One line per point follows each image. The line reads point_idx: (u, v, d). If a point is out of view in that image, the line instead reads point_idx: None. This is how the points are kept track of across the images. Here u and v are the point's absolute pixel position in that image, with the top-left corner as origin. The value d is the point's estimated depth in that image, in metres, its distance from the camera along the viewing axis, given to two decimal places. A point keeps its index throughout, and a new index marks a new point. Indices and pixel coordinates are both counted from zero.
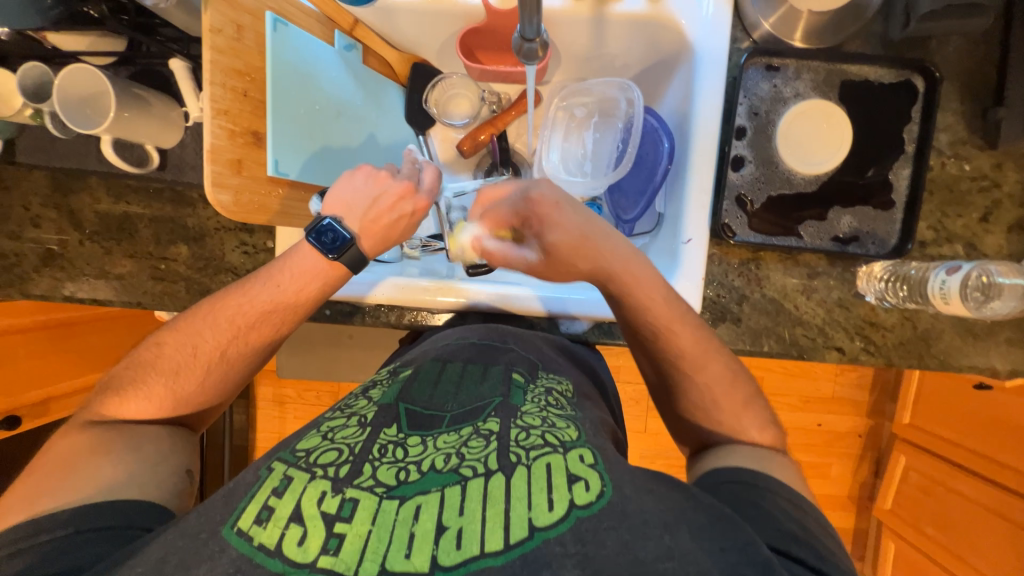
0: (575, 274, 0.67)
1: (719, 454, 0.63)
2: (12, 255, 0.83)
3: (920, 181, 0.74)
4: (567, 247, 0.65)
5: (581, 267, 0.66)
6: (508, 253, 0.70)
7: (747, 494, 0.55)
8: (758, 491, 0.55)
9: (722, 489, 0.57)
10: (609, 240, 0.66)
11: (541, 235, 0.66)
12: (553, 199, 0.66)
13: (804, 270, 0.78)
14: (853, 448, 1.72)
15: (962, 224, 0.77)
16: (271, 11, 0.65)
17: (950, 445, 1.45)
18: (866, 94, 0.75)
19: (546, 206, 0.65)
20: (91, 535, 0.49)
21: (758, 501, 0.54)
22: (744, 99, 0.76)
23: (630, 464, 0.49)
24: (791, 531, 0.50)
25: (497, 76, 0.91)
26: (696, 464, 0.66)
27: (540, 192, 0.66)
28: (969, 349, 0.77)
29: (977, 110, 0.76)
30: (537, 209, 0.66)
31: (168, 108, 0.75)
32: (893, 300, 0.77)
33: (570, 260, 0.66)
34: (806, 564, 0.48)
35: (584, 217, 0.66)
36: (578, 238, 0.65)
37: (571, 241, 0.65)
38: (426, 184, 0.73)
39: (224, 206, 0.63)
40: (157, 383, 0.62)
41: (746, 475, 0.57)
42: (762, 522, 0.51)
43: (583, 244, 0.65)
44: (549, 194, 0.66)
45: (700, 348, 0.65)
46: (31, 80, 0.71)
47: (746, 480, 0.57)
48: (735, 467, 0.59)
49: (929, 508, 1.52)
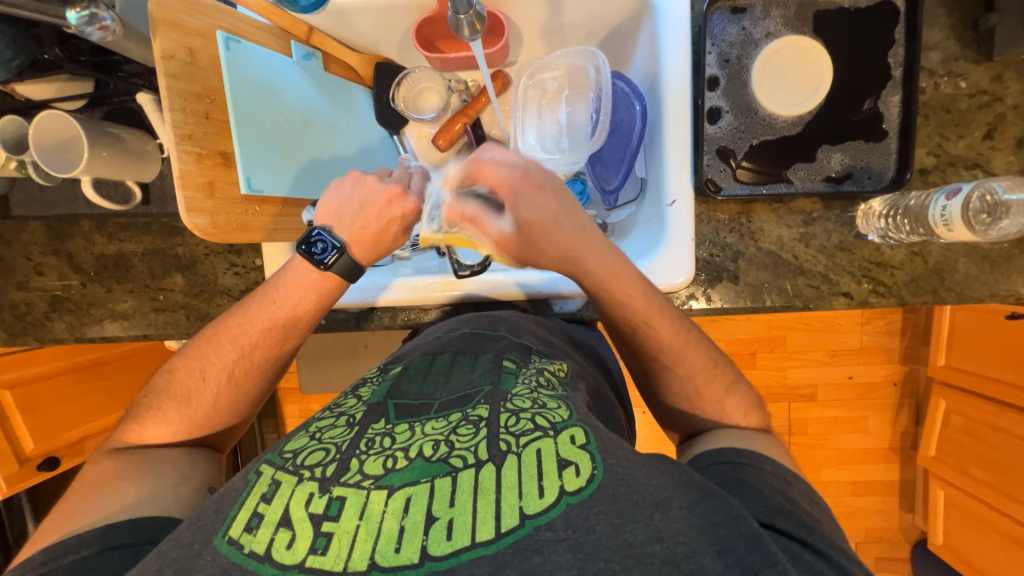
0: (541, 257, 0.66)
1: (707, 439, 0.63)
2: (22, 304, 0.86)
3: (913, 105, 0.70)
4: (538, 226, 0.64)
5: (549, 251, 0.65)
6: (480, 217, 0.67)
7: (736, 475, 0.54)
8: (743, 469, 0.55)
9: (711, 470, 0.56)
10: (578, 230, 0.64)
11: (516, 209, 0.64)
12: (537, 179, 0.64)
13: (799, 217, 0.75)
14: (889, 398, 1.66)
15: (965, 145, 0.73)
16: (221, 30, 0.65)
17: (989, 382, 1.39)
18: (844, 23, 0.71)
19: (527, 183, 0.63)
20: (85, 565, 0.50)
21: (748, 480, 0.53)
22: (712, 47, 0.73)
23: (621, 441, 0.48)
24: (777, 504, 0.50)
25: (461, 64, 0.90)
26: (688, 451, 0.65)
27: (528, 170, 0.64)
28: (986, 277, 0.73)
29: (967, 21, 0.71)
30: (516, 184, 0.64)
31: (143, 142, 0.77)
32: (898, 236, 0.73)
33: (540, 240, 0.64)
34: (798, 533, 0.47)
35: (565, 206, 0.64)
36: (552, 222, 0.63)
37: (543, 221, 0.63)
38: (414, 188, 0.71)
39: (202, 229, 0.65)
40: (171, 409, 0.64)
41: (733, 454, 0.57)
42: (752, 497, 0.50)
43: (553, 228, 0.63)
44: (536, 174, 0.64)
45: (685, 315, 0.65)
46: (11, 133, 0.73)
47: (731, 460, 0.56)
48: (722, 448, 0.59)
49: (979, 451, 1.44)
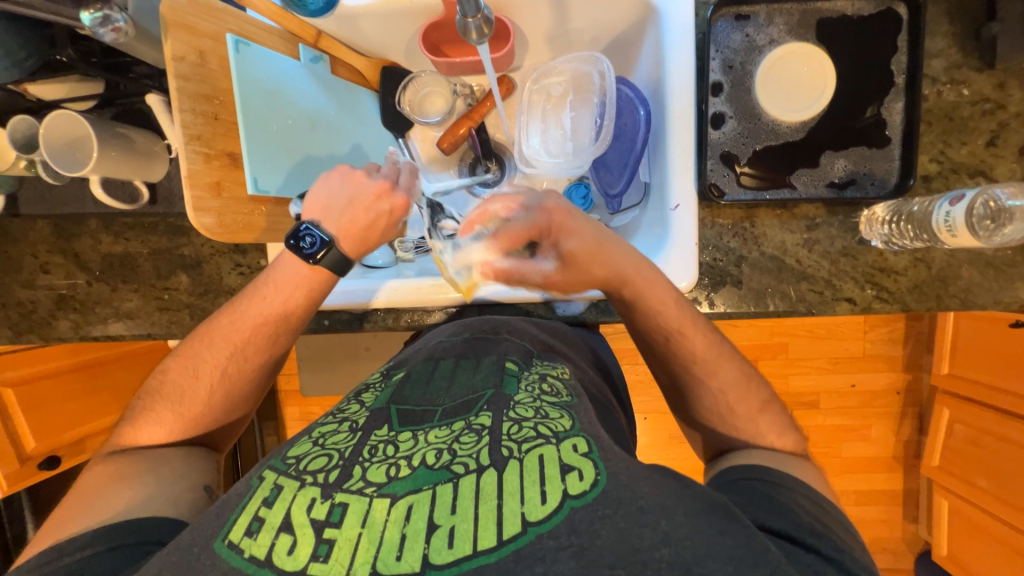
0: (591, 282, 0.68)
1: (739, 454, 0.62)
2: (27, 302, 0.87)
3: (915, 113, 0.70)
4: (583, 253, 0.66)
5: (597, 274, 0.67)
6: (523, 268, 0.69)
7: (768, 492, 0.54)
8: (773, 487, 0.54)
9: (739, 485, 0.56)
10: (620, 248, 0.66)
11: (558, 243, 0.67)
12: (565, 209, 0.67)
13: (803, 223, 0.75)
14: (893, 406, 1.65)
15: (968, 151, 0.73)
16: (231, 33, 0.66)
17: (993, 391, 1.38)
18: (848, 30, 0.72)
19: (560, 215, 0.67)
20: (85, 564, 0.50)
21: (771, 496, 0.53)
22: (716, 53, 0.74)
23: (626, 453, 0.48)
24: (807, 523, 0.49)
25: (466, 68, 0.91)
26: (714, 467, 0.65)
27: (555, 203, 0.67)
28: (991, 284, 0.73)
29: (970, 30, 0.72)
30: (550, 218, 0.67)
31: (152, 142, 0.78)
32: (902, 243, 0.73)
33: (587, 267, 0.67)
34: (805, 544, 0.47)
35: (597, 226, 0.67)
36: (592, 245, 0.66)
37: (585, 248, 0.66)
38: (402, 184, 0.71)
39: (209, 228, 0.65)
40: (165, 409, 0.64)
41: (762, 472, 0.57)
42: (780, 512, 0.50)
43: (598, 251, 0.66)
44: (561, 205, 0.68)
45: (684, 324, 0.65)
46: (21, 133, 0.74)
47: (760, 477, 0.56)
48: (752, 465, 0.59)
49: (983, 461, 1.43)
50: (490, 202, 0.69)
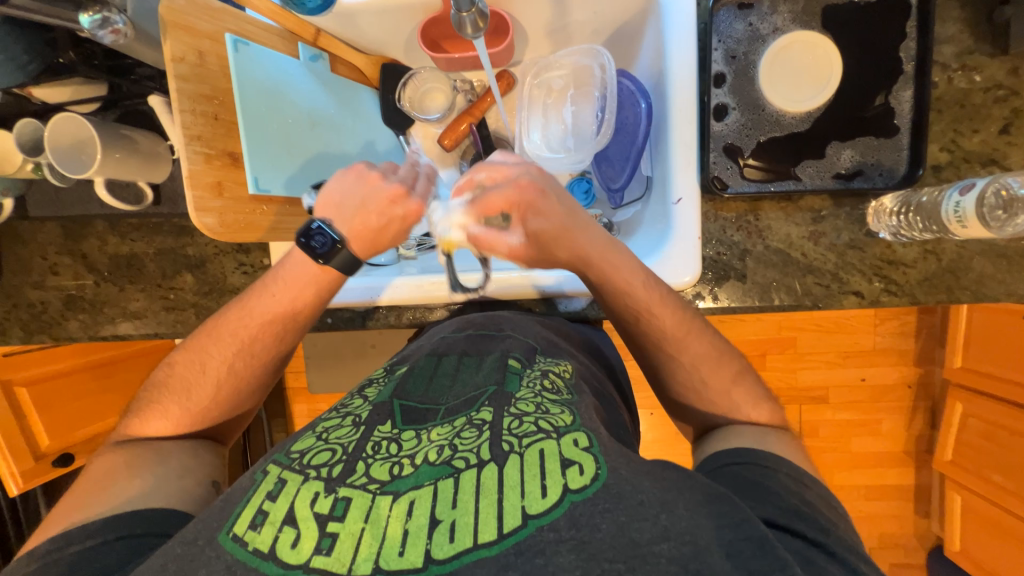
0: (554, 262, 0.67)
1: (720, 436, 0.62)
2: (38, 302, 0.88)
3: (925, 101, 0.69)
4: (550, 235, 0.64)
5: (560, 255, 0.66)
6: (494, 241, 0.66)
7: (756, 478, 0.53)
8: (763, 472, 0.53)
9: (724, 472, 0.55)
10: (588, 234, 0.65)
11: (526, 220, 0.64)
12: (540, 187, 0.64)
13: (808, 215, 0.74)
14: (904, 401, 1.62)
15: (980, 140, 0.71)
16: (230, 33, 0.66)
17: (1010, 385, 1.35)
18: (855, 17, 0.70)
19: (534, 193, 0.63)
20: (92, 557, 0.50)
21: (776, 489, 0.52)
22: (719, 43, 0.72)
23: (627, 449, 0.47)
24: (797, 510, 0.49)
25: (466, 64, 0.90)
26: (699, 448, 0.64)
27: (531, 177, 0.64)
28: (1004, 276, 0.71)
29: (982, 14, 0.70)
30: (525, 195, 0.63)
31: (155, 143, 0.79)
32: (910, 234, 0.71)
33: (552, 247, 0.65)
34: (808, 538, 0.46)
35: (569, 206, 0.65)
36: (560, 229, 0.64)
37: (552, 231, 0.64)
38: (420, 189, 0.70)
39: (211, 228, 0.66)
40: (171, 403, 0.65)
41: (749, 455, 0.56)
42: (775, 505, 0.50)
43: (566, 235, 0.64)
44: (538, 181, 0.64)
45: (684, 322, 0.64)
46: (27, 136, 0.75)
47: (747, 461, 0.55)
48: (736, 449, 0.57)
49: (997, 456, 1.41)
50: (478, 169, 0.66)
